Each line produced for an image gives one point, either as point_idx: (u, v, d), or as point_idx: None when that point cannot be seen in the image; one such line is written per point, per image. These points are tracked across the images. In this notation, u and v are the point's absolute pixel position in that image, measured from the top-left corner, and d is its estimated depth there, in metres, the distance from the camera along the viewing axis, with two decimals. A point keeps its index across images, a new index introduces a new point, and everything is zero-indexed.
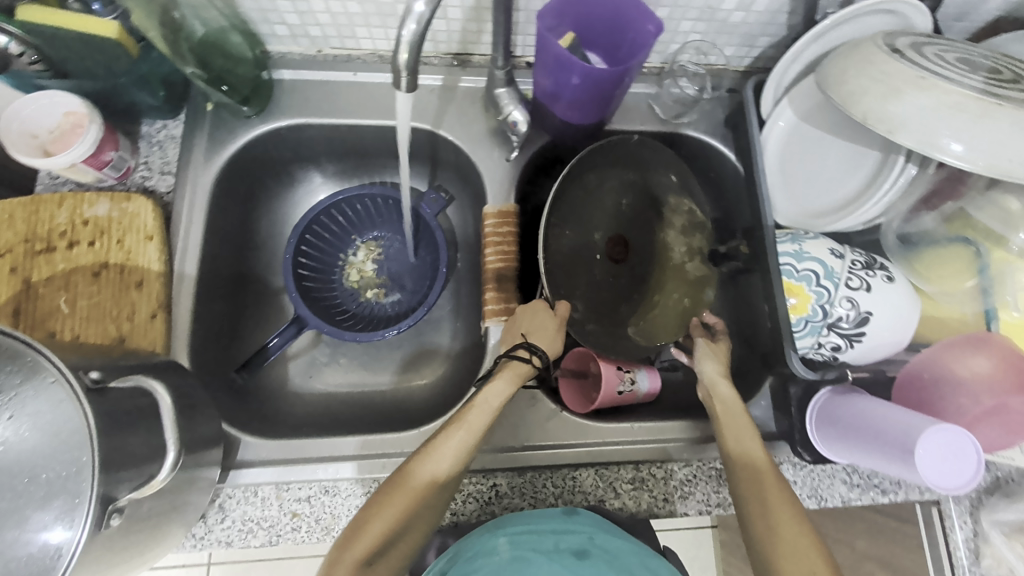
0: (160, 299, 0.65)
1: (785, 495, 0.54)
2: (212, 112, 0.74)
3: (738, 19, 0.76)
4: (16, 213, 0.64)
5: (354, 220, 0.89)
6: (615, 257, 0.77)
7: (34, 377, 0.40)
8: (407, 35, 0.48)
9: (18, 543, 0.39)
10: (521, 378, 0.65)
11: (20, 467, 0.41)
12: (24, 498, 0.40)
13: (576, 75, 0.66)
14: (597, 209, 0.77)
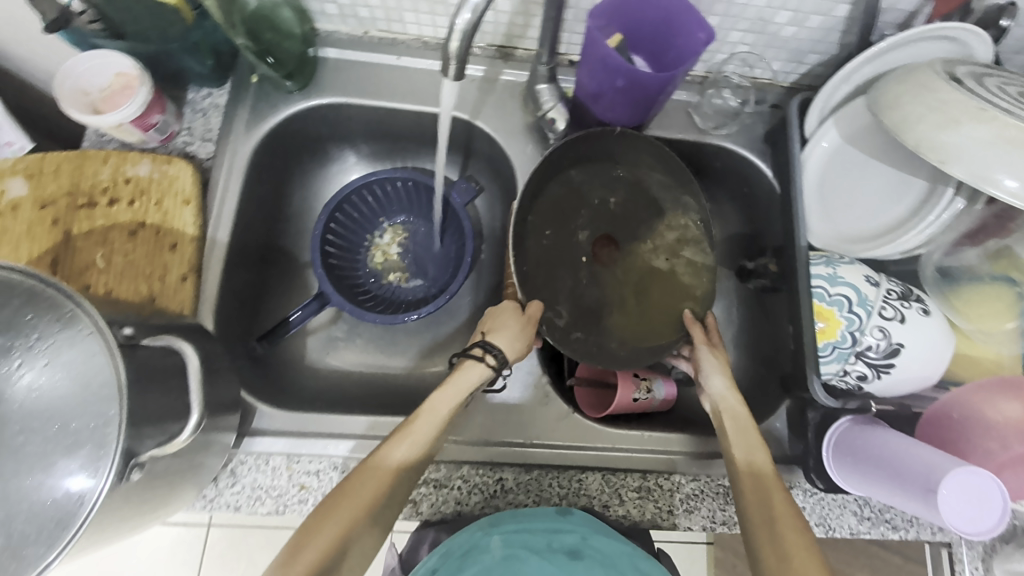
0: (192, 263, 0.66)
1: (790, 516, 0.54)
2: (256, 85, 0.75)
3: (790, 34, 0.75)
4: (62, 167, 0.66)
5: (380, 203, 0.89)
6: (604, 258, 0.71)
7: (69, 328, 0.41)
8: (460, 24, 0.48)
9: (37, 491, 0.40)
10: (473, 379, 0.64)
11: (43, 413, 0.41)
12: (47, 446, 0.41)
13: (621, 77, 0.65)
14: (585, 209, 0.72)
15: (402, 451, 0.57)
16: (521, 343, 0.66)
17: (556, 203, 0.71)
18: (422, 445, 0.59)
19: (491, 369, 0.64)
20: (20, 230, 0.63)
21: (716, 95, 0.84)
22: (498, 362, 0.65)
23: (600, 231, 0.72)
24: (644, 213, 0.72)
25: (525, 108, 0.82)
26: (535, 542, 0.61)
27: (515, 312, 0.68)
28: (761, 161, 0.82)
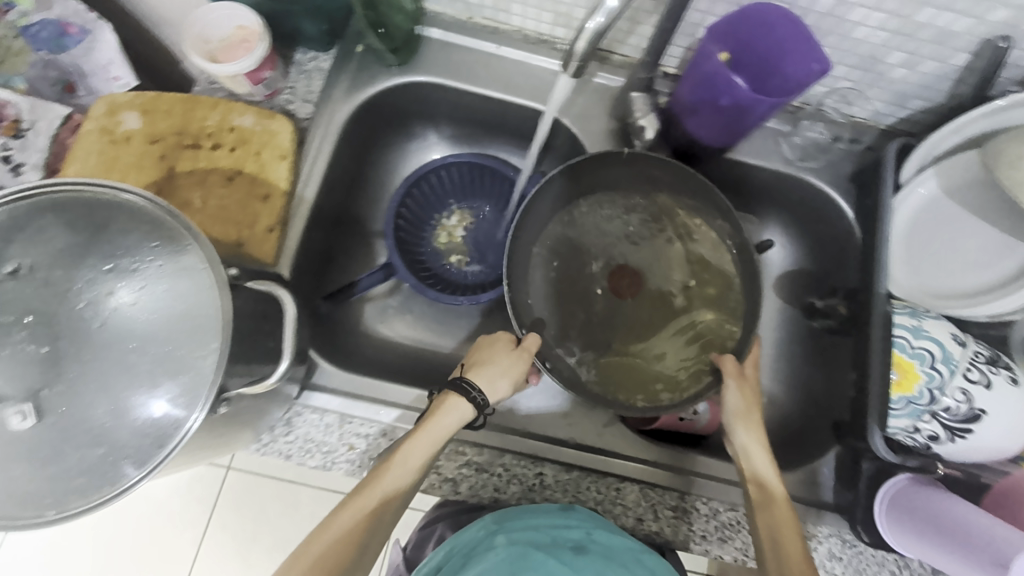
0: (279, 215, 0.68)
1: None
2: (360, 55, 0.77)
3: (899, 76, 0.72)
4: (175, 107, 0.69)
5: (438, 186, 0.90)
6: (620, 290, 0.74)
7: (176, 261, 0.43)
8: (592, 27, 0.49)
9: (115, 415, 0.41)
10: (448, 419, 0.63)
11: (131, 334, 0.42)
12: (132, 369, 0.42)
13: (726, 96, 0.65)
14: (596, 242, 0.74)
15: (376, 497, 0.58)
16: (508, 380, 0.64)
17: (568, 234, 0.73)
18: (392, 495, 0.59)
19: (473, 409, 0.63)
20: (132, 159, 0.67)
21: (809, 127, 0.81)
22: (479, 400, 0.63)
23: (613, 261, 0.74)
24: (664, 242, 0.74)
25: (611, 113, 0.80)
26: (534, 536, 0.62)
27: (507, 345, 0.67)
28: (844, 201, 0.80)
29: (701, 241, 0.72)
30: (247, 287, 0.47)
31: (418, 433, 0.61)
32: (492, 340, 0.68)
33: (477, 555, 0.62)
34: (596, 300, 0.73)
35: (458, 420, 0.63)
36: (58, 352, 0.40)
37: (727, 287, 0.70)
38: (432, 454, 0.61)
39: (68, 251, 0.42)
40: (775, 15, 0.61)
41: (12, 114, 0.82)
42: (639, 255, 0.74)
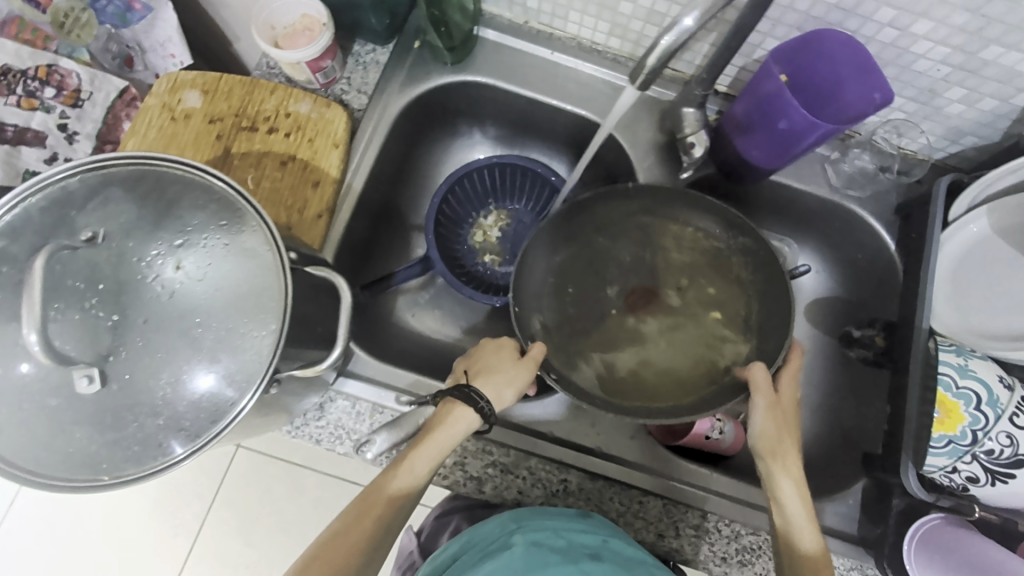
0: (328, 203, 0.69)
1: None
2: (417, 51, 0.78)
3: (955, 111, 0.71)
4: (234, 89, 0.70)
5: (462, 189, 0.88)
6: (637, 309, 0.69)
7: (234, 241, 0.44)
8: (664, 43, 0.49)
9: (161, 387, 0.41)
10: (451, 423, 0.61)
11: (188, 309, 0.42)
12: (185, 343, 0.42)
13: (785, 119, 0.64)
14: (612, 267, 0.71)
15: (382, 502, 0.59)
16: (513, 389, 0.62)
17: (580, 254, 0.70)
18: (398, 500, 0.60)
19: (479, 418, 0.61)
20: (189, 137, 0.68)
21: (855, 156, 0.80)
22: (488, 409, 0.61)
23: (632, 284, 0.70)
24: (686, 260, 0.69)
25: (659, 126, 0.80)
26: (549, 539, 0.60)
27: (512, 353, 0.64)
28: (887, 232, 0.79)
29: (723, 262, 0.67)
30: (306, 270, 0.50)
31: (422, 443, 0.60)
32: (498, 346, 0.66)
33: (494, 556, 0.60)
34: (611, 321, 0.69)
35: (464, 428, 0.61)
36: (123, 322, 0.41)
37: (745, 306, 0.64)
38: (437, 460, 0.60)
39: (141, 221, 0.43)
40: (839, 43, 0.61)
41: (74, 83, 0.83)
42: (655, 271, 0.70)
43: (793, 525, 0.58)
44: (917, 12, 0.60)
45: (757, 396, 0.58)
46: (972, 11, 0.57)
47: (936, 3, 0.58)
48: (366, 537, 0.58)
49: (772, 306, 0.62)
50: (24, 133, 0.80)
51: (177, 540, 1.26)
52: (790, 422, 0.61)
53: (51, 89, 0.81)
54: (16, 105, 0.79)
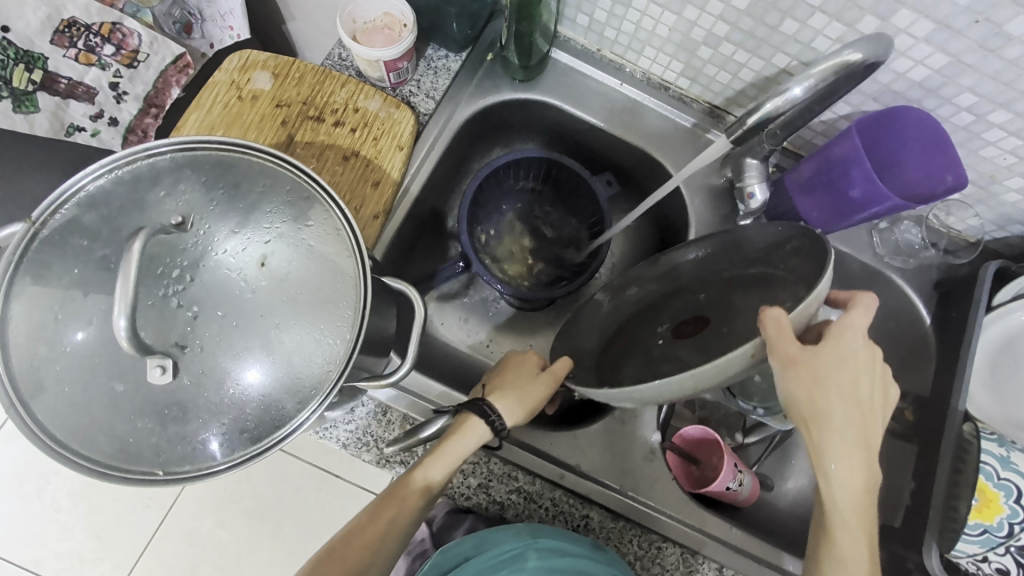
0: (385, 204, 0.68)
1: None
2: (489, 64, 0.78)
3: (1010, 200, 0.71)
4: (306, 76, 0.69)
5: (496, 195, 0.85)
6: (685, 334, 0.56)
7: (316, 240, 0.43)
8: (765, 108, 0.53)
9: (222, 382, 0.40)
10: (466, 437, 0.59)
11: (261, 307, 0.41)
12: (253, 340, 0.41)
13: (857, 187, 0.66)
14: (664, 311, 0.62)
15: (389, 514, 0.57)
16: (526, 407, 0.61)
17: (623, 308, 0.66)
18: (404, 514, 0.57)
19: (489, 433, 0.59)
20: (255, 119, 0.67)
21: (903, 229, 0.80)
22: (500, 425, 0.60)
23: (692, 314, 0.58)
24: (746, 281, 0.56)
25: (716, 171, 0.80)
26: (564, 564, 0.60)
27: (533, 369, 0.64)
28: (925, 307, 0.79)
29: (780, 260, 0.53)
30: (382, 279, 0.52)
31: (434, 453, 0.59)
32: (520, 361, 0.65)
33: (505, 567, 0.60)
34: (654, 351, 0.57)
35: (471, 443, 0.59)
36: (202, 314, 0.40)
37: (794, 293, 0.48)
38: (443, 472, 0.58)
39: (229, 211, 0.42)
40: (911, 120, 0.63)
41: (134, 44, 0.80)
42: (715, 300, 0.57)
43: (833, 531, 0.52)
44: (999, 102, 0.60)
45: (774, 361, 0.45)
46: None
47: (1020, 97, 0.59)
48: (375, 542, 0.56)
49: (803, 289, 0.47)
50: (75, 87, 0.78)
51: (147, 511, 1.23)
52: (841, 393, 0.49)
53: (111, 47, 0.79)
54: (74, 59, 0.77)
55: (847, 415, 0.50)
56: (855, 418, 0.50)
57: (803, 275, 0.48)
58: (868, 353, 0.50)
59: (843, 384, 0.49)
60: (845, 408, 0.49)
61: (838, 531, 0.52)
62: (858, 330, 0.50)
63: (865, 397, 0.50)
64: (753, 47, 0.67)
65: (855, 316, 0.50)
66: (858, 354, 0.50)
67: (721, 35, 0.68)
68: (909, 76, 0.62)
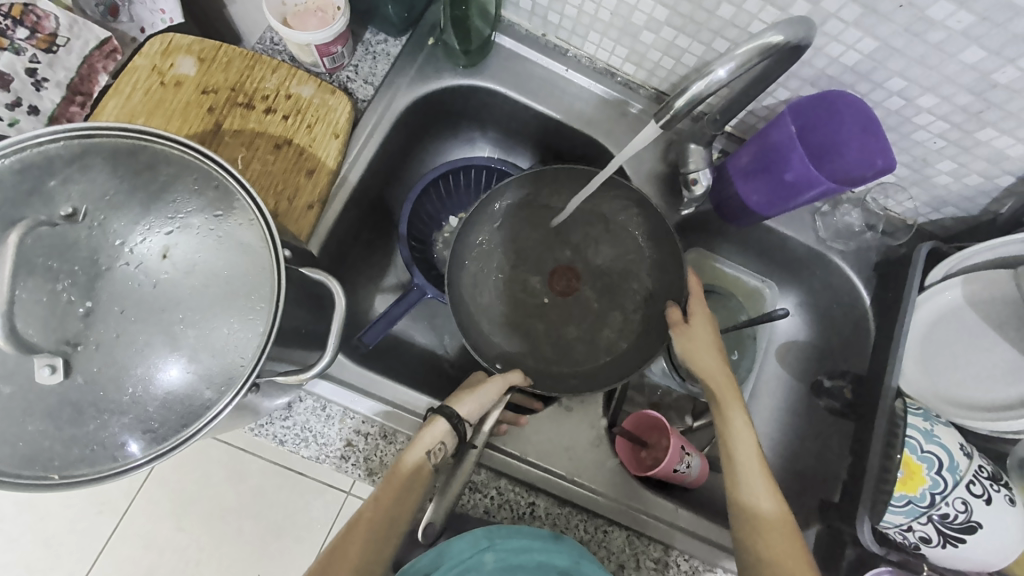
0: (321, 193, 0.66)
1: (801, 560, 0.56)
2: (430, 49, 0.76)
3: (941, 182, 0.73)
4: (234, 61, 0.66)
5: (442, 202, 0.85)
6: (563, 291, 0.76)
7: (227, 228, 0.41)
8: (694, 90, 0.53)
9: (126, 381, 0.38)
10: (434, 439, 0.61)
11: (165, 300, 0.39)
12: (155, 336, 0.39)
13: (791, 171, 0.67)
14: (534, 259, 0.77)
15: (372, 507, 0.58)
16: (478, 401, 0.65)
17: (496, 252, 0.76)
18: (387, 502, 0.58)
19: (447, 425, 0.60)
20: (178, 106, 0.64)
21: (844, 211, 0.82)
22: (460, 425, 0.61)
23: (553, 262, 0.77)
24: (589, 229, 0.77)
25: (662, 157, 0.80)
26: (525, 561, 0.57)
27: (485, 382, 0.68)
28: (865, 288, 0.81)
29: (606, 223, 0.76)
30: (301, 272, 0.50)
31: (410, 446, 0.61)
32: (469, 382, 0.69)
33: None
34: (544, 305, 0.76)
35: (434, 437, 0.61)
36: (97, 310, 0.38)
37: (635, 247, 0.75)
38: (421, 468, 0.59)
39: (128, 199, 0.40)
40: (846, 103, 0.64)
41: (51, 27, 0.76)
42: (555, 242, 0.77)
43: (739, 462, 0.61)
44: (926, 86, 0.62)
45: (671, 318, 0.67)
46: (976, 93, 0.60)
47: (945, 81, 0.60)
48: (371, 541, 0.57)
49: (659, 258, 0.73)
50: None
51: (99, 517, 1.18)
52: (708, 346, 0.67)
53: (24, 30, 0.74)
54: None
55: (718, 364, 0.67)
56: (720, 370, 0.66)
57: (646, 246, 0.74)
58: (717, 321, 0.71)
59: (709, 342, 0.67)
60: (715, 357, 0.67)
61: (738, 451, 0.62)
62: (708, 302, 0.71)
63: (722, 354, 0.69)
64: (693, 31, 0.67)
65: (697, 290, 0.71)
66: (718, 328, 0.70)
67: (661, 20, 0.68)
68: (841, 60, 0.63)
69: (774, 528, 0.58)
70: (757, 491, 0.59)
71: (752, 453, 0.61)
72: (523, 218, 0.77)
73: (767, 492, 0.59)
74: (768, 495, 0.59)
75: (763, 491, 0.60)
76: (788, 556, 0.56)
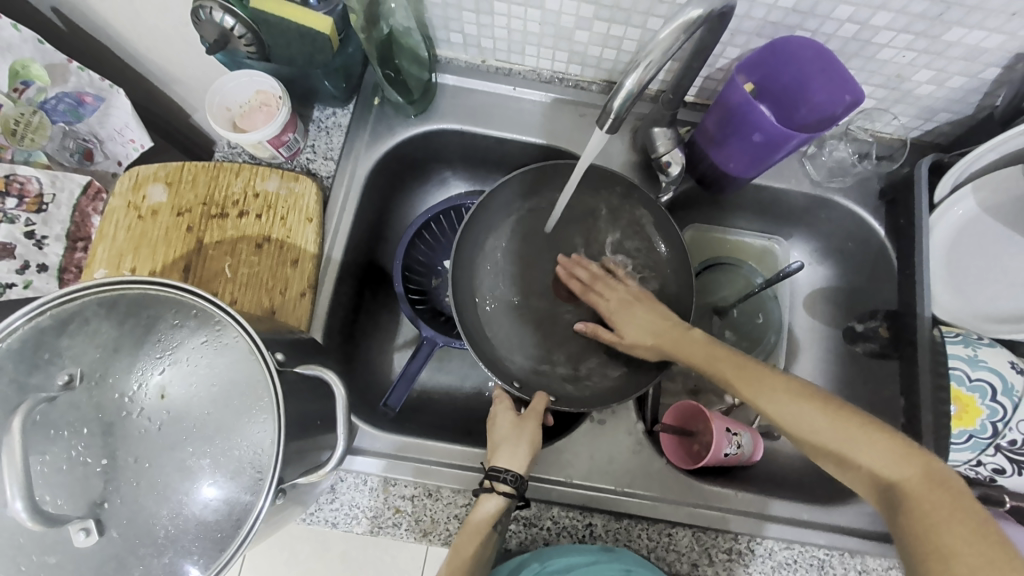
0: (311, 279, 0.68)
1: (963, 524, 0.44)
2: (378, 108, 0.78)
3: (925, 92, 0.70)
4: (200, 177, 0.69)
5: (433, 248, 0.86)
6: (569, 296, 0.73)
7: (217, 354, 0.43)
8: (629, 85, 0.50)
9: (159, 518, 0.40)
10: (498, 508, 0.60)
11: (175, 437, 0.41)
12: (174, 473, 0.41)
13: (758, 132, 0.64)
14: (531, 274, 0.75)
15: None
16: (529, 446, 0.63)
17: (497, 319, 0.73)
18: None
19: (512, 489, 0.59)
20: (159, 234, 0.67)
21: (831, 147, 0.78)
22: (515, 478, 0.60)
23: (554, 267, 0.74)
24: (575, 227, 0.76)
25: (632, 146, 0.79)
26: None
27: (510, 413, 0.67)
28: (875, 219, 0.77)
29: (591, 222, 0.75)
30: (296, 370, 0.48)
31: (465, 527, 0.60)
32: (493, 418, 0.67)
33: None
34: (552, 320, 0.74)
35: (497, 506, 0.60)
36: (116, 465, 0.40)
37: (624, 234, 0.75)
38: (484, 542, 0.58)
39: (119, 351, 0.42)
40: (801, 45, 0.62)
41: (35, 189, 0.80)
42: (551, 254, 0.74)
43: (807, 433, 0.53)
44: (875, 6, 0.59)
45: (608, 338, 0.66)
46: None
47: None
48: None
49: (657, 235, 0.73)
50: None
51: None
52: (647, 332, 0.64)
53: (12, 199, 0.78)
54: None
55: (663, 336, 0.64)
56: (671, 335, 0.63)
57: (653, 247, 0.74)
58: (637, 293, 0.68)
59: (646, 323, 0.65)
60: (700, 351, 0.61)
61: (774, 408, 0.55)
62: (613, 287, 0.69)
63: (668, 312, 0.66)
64: (624, 18, 0.66)
65: (601, 285, 0.69)
66: (642, 300, 0.67)
67: (589, 16, 0.67)
68: (779, 6, 0.61)
69: (904, 494, 0.47)
70: (820, 437, 0.52)
71: (811, 413, 0.53)
72: (514, 240, 0.75)
73: (839, 435, 0.51)
74: (875, 464, 0.49)
75: (857, 445, 0.50)
76: (941, 520, 0.45)
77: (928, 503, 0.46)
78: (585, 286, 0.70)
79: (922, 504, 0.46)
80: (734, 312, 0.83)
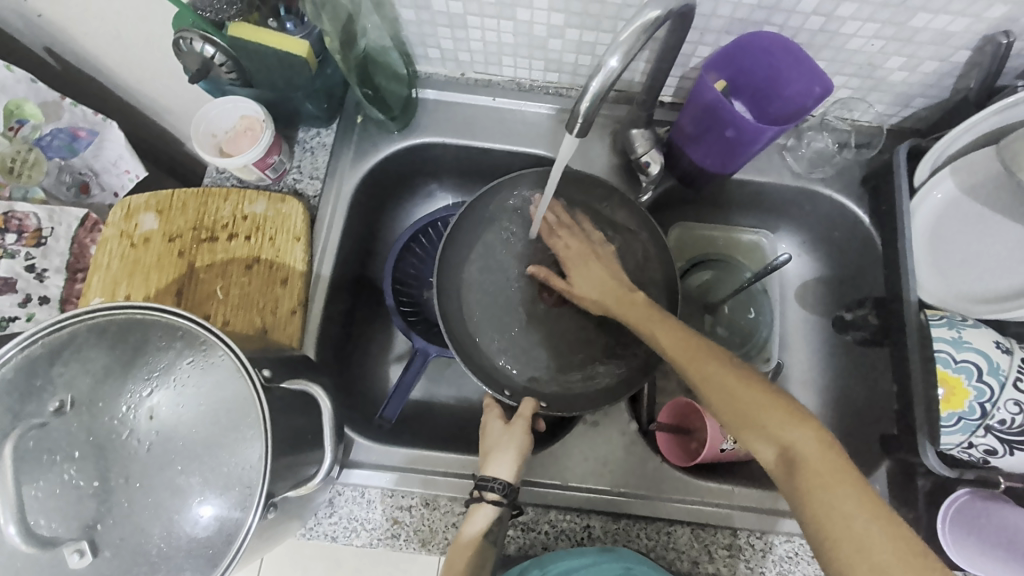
0: (301, 297, 0.69)
1: (847, 490, 0.46)
2: (361, 125, 0.79)
3: (898, 78, 0.70)
4: (189, 203, 0.71)
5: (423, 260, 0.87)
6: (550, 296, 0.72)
7: (204, 375, 0.44)
8: (593, 87, 0.50)
9: (153, 537, 0.41)
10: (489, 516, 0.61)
11: (165, 457, 0.42)
12: (166, 492, 0.42)
13: (730, 127, 0.65)
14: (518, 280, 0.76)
15: None
16: (516, 452, 0.63)
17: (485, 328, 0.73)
18: None
19: (501, 497, 0.60)
20: (151, 260, 0.69)
21: (811, 138, 0.79)
22: (503, 485, 0.60)
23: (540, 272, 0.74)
24: None
25: (612, 149, 0.80)
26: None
27: (499, 421, 0.67)
28: (859, 207, 0.78)
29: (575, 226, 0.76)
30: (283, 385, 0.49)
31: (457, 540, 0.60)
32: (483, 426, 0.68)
33: None
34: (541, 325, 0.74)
35: (487, 515, 0.61)
36: (109, 486, 0.41)
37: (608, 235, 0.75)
38: (477, 552, 0.59)
39: (108, 376, 0.43)
40: (770, 40, 0.63)
41: (33, 223, 0.82)
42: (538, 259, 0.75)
43: (722, 399, 0.54)
44: None
45: (558, 285, 0.69)
46: None
47: None
48: None
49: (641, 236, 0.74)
50: None
51: None
52: (598, 289, 0.67)
53: (11, 235, 0.80)
54: None
55: (610, 297, 0.66)
56: (619, 298, 0.66)
57: (639, 247, 0.74)
58: (600, 249, 0.71)
59: (596, 279, 0.68)
60: (641, 313, 0.63)
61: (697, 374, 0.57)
62: (576, 239, 0.71)
63: (620, 273, 0.69)
64: (594, 24, 0.68)
65: (564, 234, 0.72)
66: (598, 259, 0.69)
67: (561, 24, 0.69)
68: (744, 3, 0.62)
69: (801, 458, 0.49)
70: (733, 405, 0.53)
71: (728, 382, 0.54)
72: (502, 246, 0.75)
73: (750, 403, 0.53)
74: (781, 433, 0.50)
75: (767, 412, 0.52)
76: (828, 485, 0.46)
77: (819, 468, 0.47)
78: (548, 233, 0.72)
79: (815, 469, 0.47)
80: (725, 308, 0.83)
